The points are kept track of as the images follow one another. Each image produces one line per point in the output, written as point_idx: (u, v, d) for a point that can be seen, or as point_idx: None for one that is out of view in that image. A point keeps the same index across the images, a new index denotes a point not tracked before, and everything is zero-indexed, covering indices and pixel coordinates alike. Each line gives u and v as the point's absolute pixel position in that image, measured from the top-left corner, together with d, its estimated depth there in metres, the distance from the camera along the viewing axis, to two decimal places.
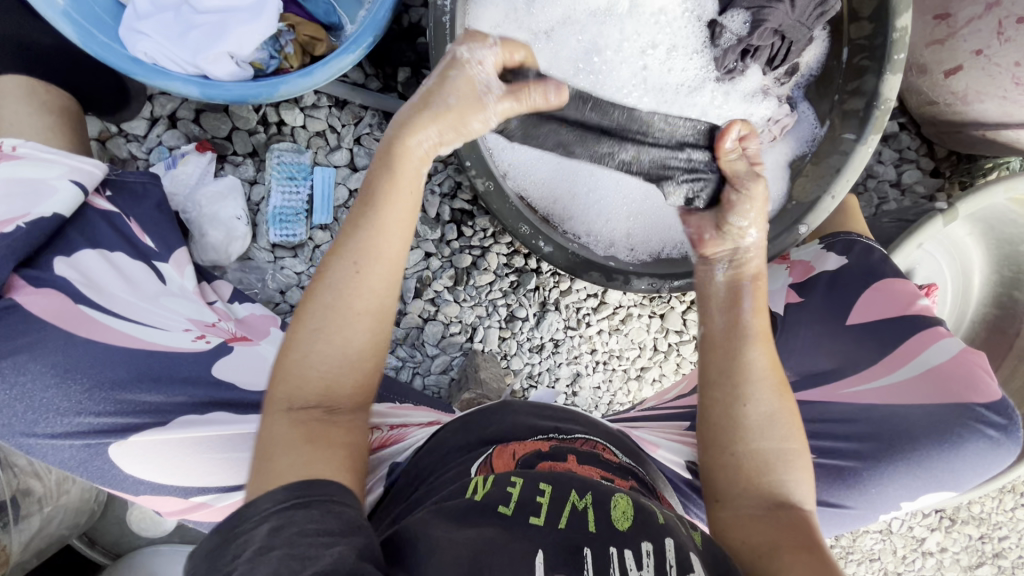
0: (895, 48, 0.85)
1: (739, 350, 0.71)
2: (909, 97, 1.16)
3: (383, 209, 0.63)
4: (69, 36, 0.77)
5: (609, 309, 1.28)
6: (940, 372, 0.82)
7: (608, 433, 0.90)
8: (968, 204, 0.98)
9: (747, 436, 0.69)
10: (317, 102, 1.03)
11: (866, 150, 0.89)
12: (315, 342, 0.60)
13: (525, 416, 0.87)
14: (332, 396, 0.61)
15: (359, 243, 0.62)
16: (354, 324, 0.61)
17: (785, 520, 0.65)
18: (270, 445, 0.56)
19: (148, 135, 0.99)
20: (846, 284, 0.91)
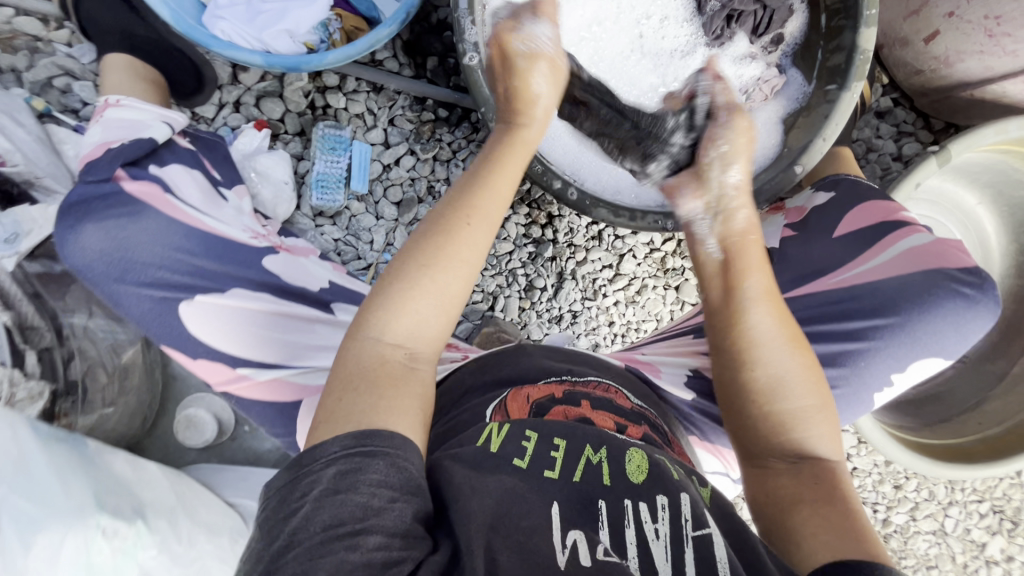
0: (867, 4, 0.96)
1: (741, 317, 0.75)
2: (897, 70, 1.25)
3: (501, 171, 0.77)
4: (162, 17, 0.94)
5: (624, 280, 1.34)
6: (917, 251, 0.87)
7: (619, 374, 0.90)
8: (959, 145, 1.03)
9: (766, 389, 0.74)
10: (357, 88, 1.19)
11: (851, 95, 0.99)
12: (407, 297, 0.68)
13: (539, 360, 0.90)
14: (413, 347, 0.69)
15: (477, 203, 0.73)
16: (450, 277, 0.70)
17: (806, 473, 0.71)
18: (346, 384, 0.64)
19: (215, 118, 1.16)
20: (837, 208, 0.95)
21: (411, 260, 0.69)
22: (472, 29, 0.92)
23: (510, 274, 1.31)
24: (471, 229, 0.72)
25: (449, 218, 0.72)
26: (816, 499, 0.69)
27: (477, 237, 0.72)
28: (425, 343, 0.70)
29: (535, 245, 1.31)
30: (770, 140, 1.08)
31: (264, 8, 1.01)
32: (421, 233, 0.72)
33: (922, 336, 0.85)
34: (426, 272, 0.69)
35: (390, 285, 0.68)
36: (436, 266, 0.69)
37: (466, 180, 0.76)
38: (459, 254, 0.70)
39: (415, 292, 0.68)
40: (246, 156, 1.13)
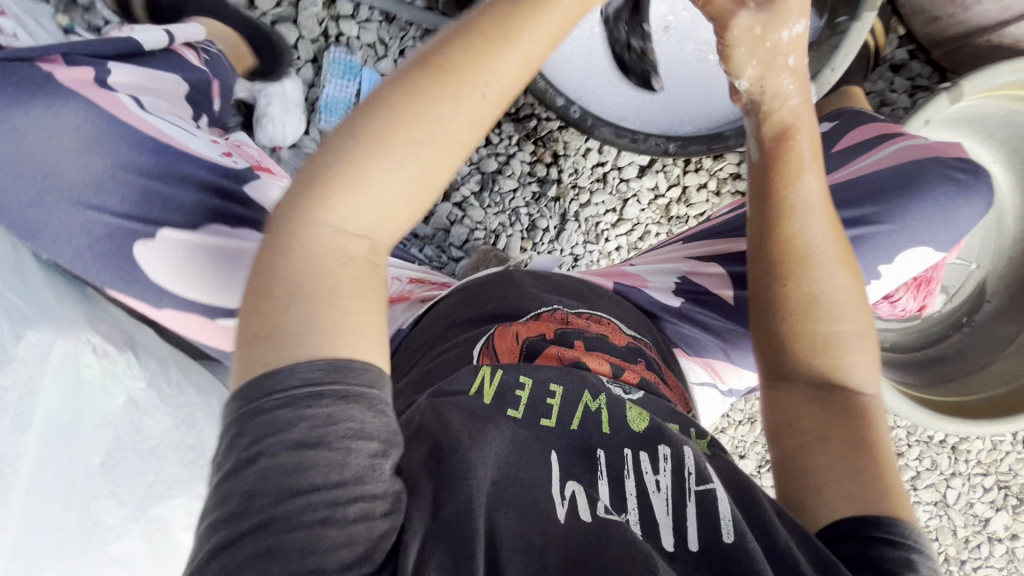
0: None
1: (799, 224, 0.69)
2: (913, 18, 1.23)
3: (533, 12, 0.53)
4: None
5: (627, 225, 1.34)
6: (911, 147, 0.87)
7: (615, 305, 0.85)
8: (973, 82, 1.01)
9: (811, 311, 0.69)
10: (370, 16, 1.20)
11: (862, 26, 0.97)
12: (356, 182, 0.49)
13: (530, 288, 0.84)
14: (374, 237, 0.51)
15: (495, 59, 0.52)
16: (443, 157, 0.51)
17: (834, 406, 0.68)
18: (290, 277, 0.47)
19: None
20: (843, 133, 0.93)
21: (363, 133, 0.49)
22: None
23: (513, 212, 1.31)
24: (454, 106, 0.50)
25: (416, 87, 0.51)
26: (839, 435, 0.66)
27: (462, 111, 0.51)
28: (391, 230, 0.52)
29: (539, 184, 1.31)
30: None
31: None
32: (378, 97, 0.51)
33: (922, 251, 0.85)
34: (392, 147, 0.49)
35: (353, 147, 0.49)
36: (402, 137, 0.49)
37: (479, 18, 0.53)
38: (434, 125, 0.50)
39: (365, 167, 0.49)
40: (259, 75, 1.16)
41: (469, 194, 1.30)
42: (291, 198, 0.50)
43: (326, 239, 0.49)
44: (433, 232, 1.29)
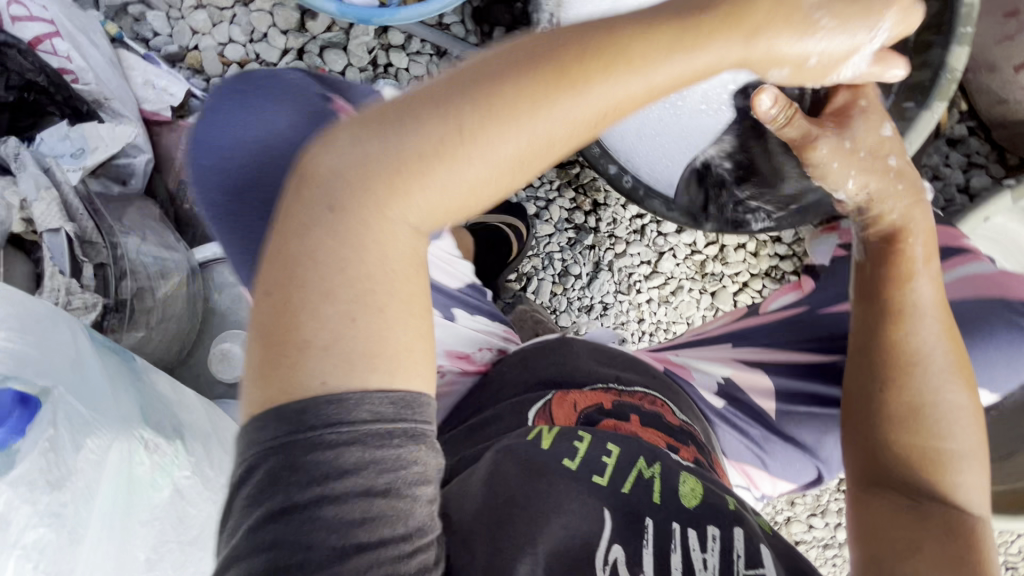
0: (962, 21, 0.93)
1: (904, 329, 0.68)
2: (977, 97, 1.20)
3: (579, 48, 0.44)
4: None
5: (660, 279, 1.32)
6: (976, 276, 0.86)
7: (664, 383, 0.83)
8: None
9: (909, 377, 0.66)
10: (421, 49, 1.18)
11: (932, 114, 0.95)
12: (417, 184, 0.43)
13: (586, 359, 0.81)
14: (437, 222, 0.46)
15: (531, 101, 0.43)
16: (461, 196, 0.44)
17: (931, 517, 0.60)
18: (283, 310, 0.42)
19: (278, 63, 1.17)
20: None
21: (402, 143, 0.43)
22: None
23: (547, 256, 1.31)
24: (550, 105, 0.43)
25: (453, 112, 0.43)
26: (939, 546, 0.57)
27: (526, 130, 0.43)
28: (450, 218, 0.46)
29: (575, 231, 1.30)
30: None
31: None
32: (428, 97, 0.44)
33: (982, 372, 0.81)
34: (464, 149, 0.43)
35: (339, 177, 0.43)
36: (485, 130, 0.42)
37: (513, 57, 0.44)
38: (513, 113, 0.43)
39: (411, 189, 0.43)
40: None
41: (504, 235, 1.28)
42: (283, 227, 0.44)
43: (325, 282, 0.42)
44: None
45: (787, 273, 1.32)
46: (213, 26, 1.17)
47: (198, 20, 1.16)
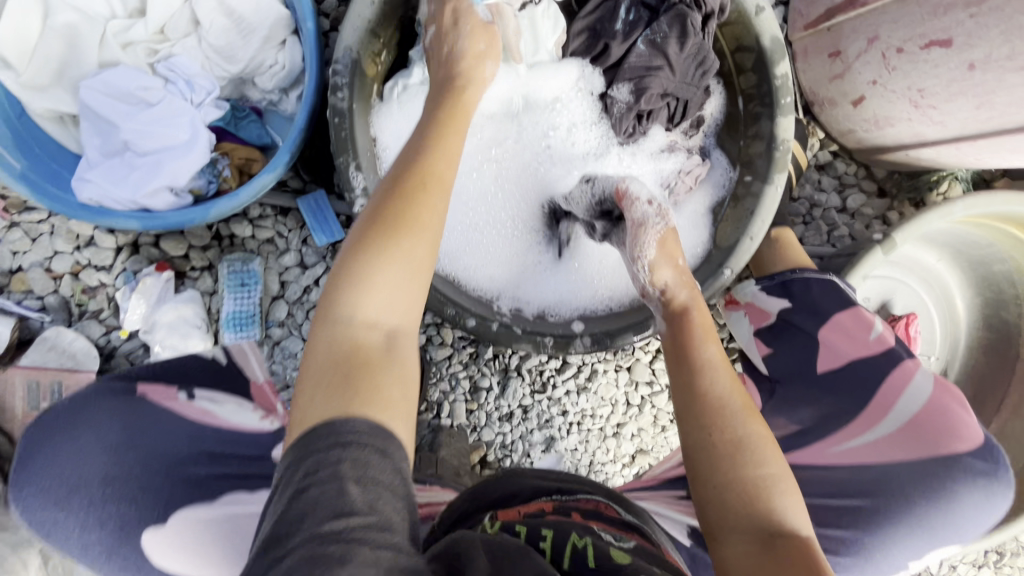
0: (781, 93, 0.91)
1: (691, 343, 0.77)
2: (831, 128, 1.19)
3: (391, 239, 0.62)
4: (24, 194, 0.87)
5: (573, 369, 1.29)
6: (917, 421, 0.78)
7: (605, 490, 0.88)
8: (904, 232, 1.01)
9: (727, 420, 0.70)
10: (263, 213, 1.12)
11: (776, 188, 0.93)
12: (366, 376, 0.56)
13: (528, 480, 0.88)
14: (387, 323, 0.61)
15: (359, 266, 0.61)
16: (377, 298, 0.60)
17: (779, 552, 0.60)
18: (311, 383, 0.56)
19: (114, 263, 1.09)
20: (809, 322, 0.85)
21: (351, 296, 0.60)
22: (358, 174, 0.84)
23: (452, 378, 1.26)
24: (432, 190, 0.66)
25: (360, 274, 0.61)
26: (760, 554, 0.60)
27: (333, 329, 0.59)
28: (378, 363, 0.58)
29: (474, 346, 1.26)
30: (698, 235, 1.01)
31: (137, 160, 0.92)
32: (345, 272, 0.61)
33: (930, 513, 0.76)
34: (388, 272, 0.61)
35: (350, 258, 0.61)
36: (379, 216, 0.64)
37: (380, 210, 0.64)
38: (421, 178, 0.66)
39: (368, 282, 0.60)
40: (150, 306, 1.06)
41: None
42: (311, 357, 0.59)
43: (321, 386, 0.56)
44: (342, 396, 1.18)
45: None
46: (34, 242, 1.08)
47: (15, 240, 1.08)
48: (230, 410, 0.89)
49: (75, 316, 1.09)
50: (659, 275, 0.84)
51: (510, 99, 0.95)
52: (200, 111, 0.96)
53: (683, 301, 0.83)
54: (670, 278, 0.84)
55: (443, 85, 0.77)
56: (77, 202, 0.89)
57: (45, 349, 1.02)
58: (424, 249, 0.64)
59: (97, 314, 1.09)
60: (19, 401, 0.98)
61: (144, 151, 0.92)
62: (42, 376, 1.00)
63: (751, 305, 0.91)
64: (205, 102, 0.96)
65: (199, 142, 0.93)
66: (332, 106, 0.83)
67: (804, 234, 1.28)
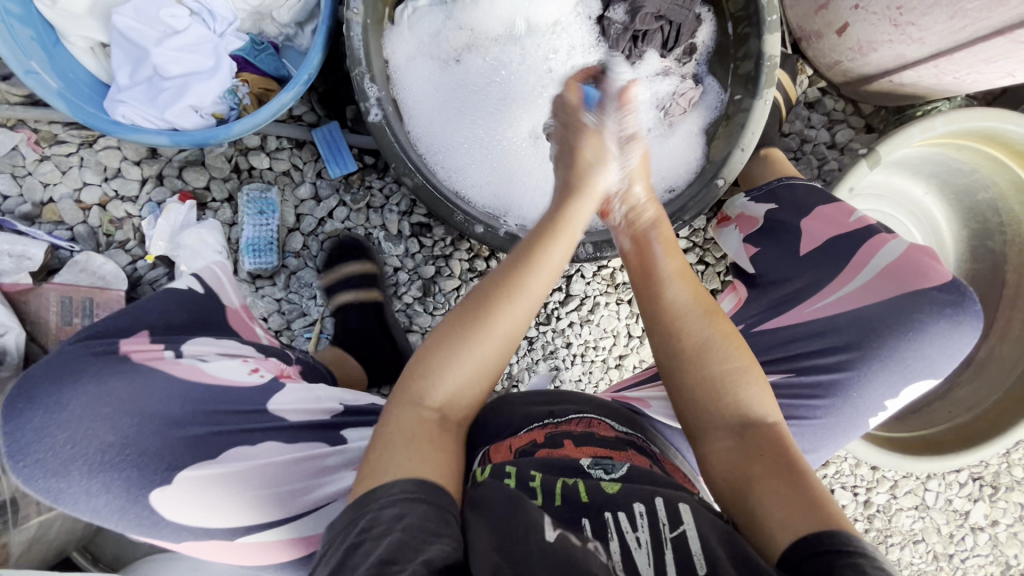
0: (767, 11, 0.96)
1: (648, 252, 0.82)
2: (819, 62, 1.25)
3: (506, 305, 0.72)
4: (61, 111, 0.93)
5: (576, 301, 1.34)
6: (890, 271, 0.81)
7: (601, 406, 0.98)
8: (888, 146, 1.06)
9: (682, 329, 0.77)
10: (279, 145, 1.18)
11: (764, 102, 0.98)
12: (433, 453, 0.67)
13: (518, 407, 0.97)
14: (449, 410, 0.72)
15: (462, 331, 0.71)
16: (472, 378, 0.72)
17: (752, 444, 0.72)
18: (394, 432, 0.68)
19: (140, 194, 1.15)
20: (792, 219, 0.90)
21: (454, 353, 0.71)
22: (372, 85, 0.90)
23: None
24: (517, 306, 0.72)
25: (458, 354, 0.71)
26: (764, 471, 0.69)
27: (413, 403, 0.71)
28: (445, 437, 0.71)
29: None
30: (692, 154, 1.07)
31: (164, 83, 0.98)
32: (444, 339, 0.72)
33: (901, 352, 0.78)
34: (481, 379, 0.73)
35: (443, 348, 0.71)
36: (481, 289, 0.74)
37: (496, 275, 0.75)
38: (500, 333, 0.72)
39: (458, 371, 0.71)
40: (173, 232, 1.12)
41: (410, 302, 1.25)
42: (394, 410, 0.71)
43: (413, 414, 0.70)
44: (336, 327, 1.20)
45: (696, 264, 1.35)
46: (63, 174, 1.14)
47: (45, 173, 1.14)
48: (224, 356, 0.81)
49: (102, 245, 1.15)
50: (631, 190, 0.84)
51: (513, 23, 1.00)
52: (223, 40, 1.02)
53: (650, 219, 0.85)
54: (640, 198, 0.85)
55: (569, 155, 0.83)
56: (109, 119, 0.95)
57: (76, 271, 1.07)
58: (530, 304, 0.74)
59: (123, 244, 1.15)
60: (52, 315, 1.03)
61: (171, 75, 0.98)
62: (76, 293, 1.05)
63: (742, 216, 0.97)
64: (227, 32, 1.02)
65: (223, 67, 1.00)
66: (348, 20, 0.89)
67: (795, 169, 1.34)
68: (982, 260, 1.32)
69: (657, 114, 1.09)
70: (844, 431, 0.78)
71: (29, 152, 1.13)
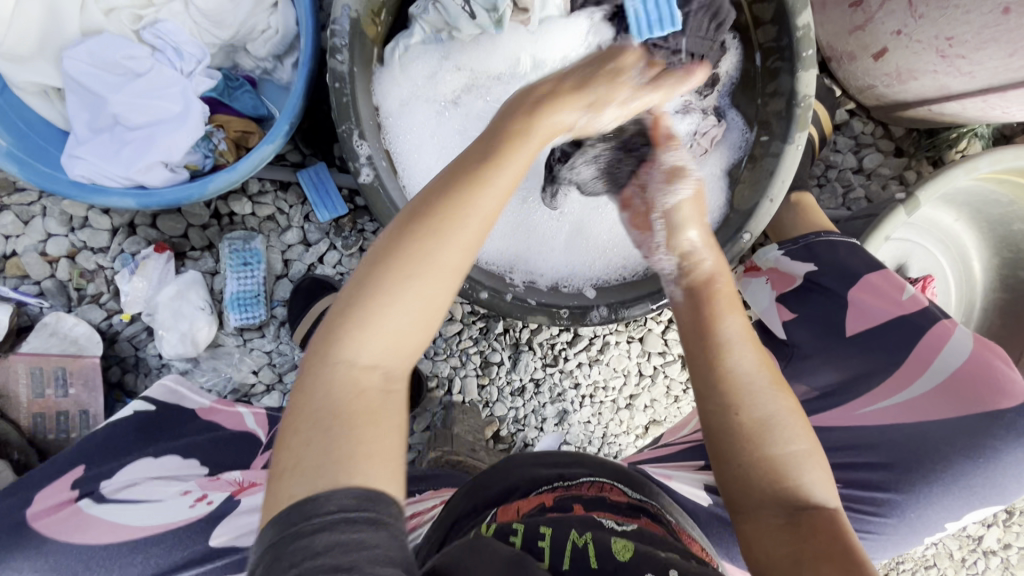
0: (803, 45, 0.85)
1: (716, 313, 0.68)
2: (849, 84, 1.14)
3: (445, 228, 0.54)
4: (13, 172, 0.83)
5: (584, 342, 1.26)
6: (958, 378, 0.77)
7: (613, 470, 0.82)
8: (929, 189, 0.97)
9: (747, 397, 0.63)
10: (262, 188, 1.08)
11: (796, 149, 0.87)
12: (371, 441, 0.50)
13: (526, 468, 0.81)
14: (387, 367, 0.53)
15: (399, 257, 0.53)
16: (410, 324, 0.54)
17: (806, 527, 0.59)
18: (314, 412, 0.50)
19: (111, 244, 1.06)
20: (836, 284, 0.86)
21: (384, 286, 0.52)
22: (362, 142, 0.81)
23: (462, 354, 1.24)
24: (463, 232, 0.55)
25: (386, 291, 0.53)
26: (817, 552, 0.56)
27: (338, 362, 0.52)
28: (386, 407, 0.53)
29: (484, 321, 1.24)
30: (715, 199, 0.98)
31: (128, 135, 0.88)
32: (378, 264, 0.54)
33: (967, 472, 0.74)
34: (427, 322, 0.55)
35: (373, 286, 0.52)
36: (425, 206, 0.55)
37: (430, 192, 0.56)
38: (444, 266, 0.54)
39: (395, 320, 0.53)
40: (149, 290, 1.04)
41: None
42: (310, 364, 0.52)
43: (338, 381, 0.51)
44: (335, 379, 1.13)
45: None
46: (26, 225, 1.04)
47: (6, 224, 1.04)
48: (161, 493, 0.76)
49: (74, 301, 1.05)
50: (679, 235, 0.74)
51: (517, 59, 0.90)
52: (192, 81, 0.91)
53: (710, 269, 0.72)
54: (698, 240, 0.73)
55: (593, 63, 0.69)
56: (67, 179, 0.85)
57: (46, 334, 1.00)
58: (478, 230, 0.56)
59: (97, 299, 1.05)
60: (23, 388, 0.98)
61: (135, 125, 0.88)
62: (46, 363, 0.99)
63: (774, 271, 0.93)
64: (196, 71, 0.91)
65: (194, 113, 0.89)
66: (332, 68, 0.78)
67: (818, 197, 1.24)
68: (1013, 292, 1.24)
69: None
70: (897, 544, 0.78)
71: None
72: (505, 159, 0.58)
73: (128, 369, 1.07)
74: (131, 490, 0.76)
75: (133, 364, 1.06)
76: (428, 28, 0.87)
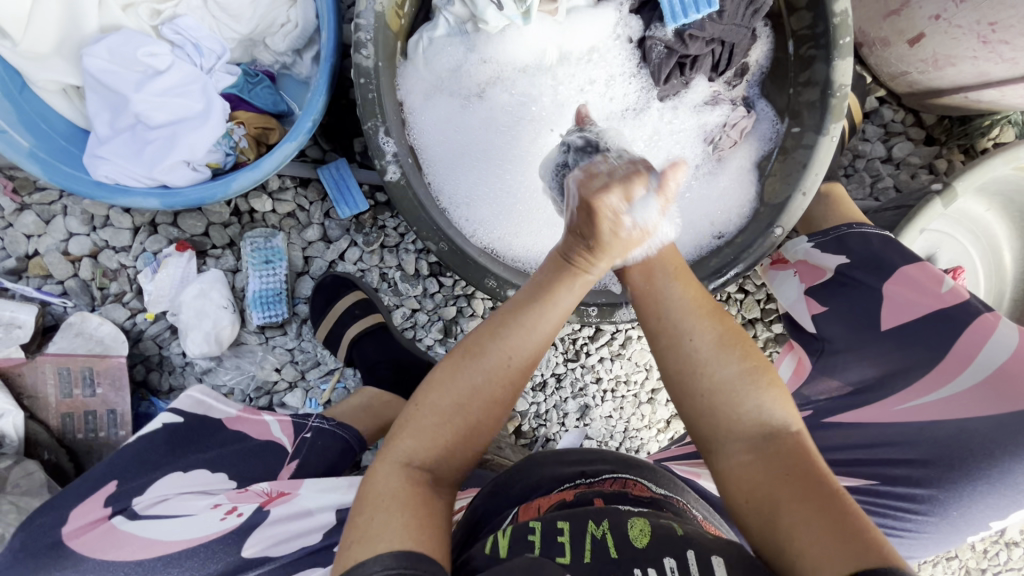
0: (840, 32, 0.81)
1: (647, 265, 0.69)
2: (880, 71, 1.11)
3: (506, 352, 0.61)
4: (36, 173, 0.83)
5: (606, 336, 1.25)
6: (1006, 372, 0.73)
7: (630, 462, 0.80)
8: (965, 181, 0.95)
9: (684, 340, 0.65)
10: (282, 185, 1.07)
11: (831, 140, 0.84)
12: (426, 518, 0.56)
13: (550, 467, 0.78)
14: (439, 470, 0.60)
15: (472, 381, 0.60)
16: (475, 422, 0.61)
17: (773, 451, 0.60)
18: (380, 495, 0.56)
19: (133, 243, 1.05)
20: (869, 279, 0.84)
21: (456, 405, 0.60)
22: (388, 139, 0.79)
23: None
24: (516, 373, 0.61)
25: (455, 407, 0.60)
26: (789, 487, 0.56)
27: (400, 459, 0.59)
28: (443, 488, 0.60)
29: None
30: (744, 192, 0.95)
31: (150, 134, 0.87)
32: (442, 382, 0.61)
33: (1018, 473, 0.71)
34: (477, 444, 0.62)
35: (430, 398, 0.60)
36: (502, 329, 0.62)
37: (506, 309, 0.63)
38: (501, 396, 0.61)
39: (451, 431, 0.60)
40: (173, 289, 1.03)
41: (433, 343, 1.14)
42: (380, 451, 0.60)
43: (403, 476, 0.57)
44: (356, 374, 1.12)
45: (733, 292, 1.18)
46: (48, 225, 1.04)
47: (27, 224, 1.03)
48: (192, 508, 0.76)
49: (98, 300, 1.05)
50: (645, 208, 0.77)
51: (544, 51, 0.89)
52: (212, 78, 0.89)
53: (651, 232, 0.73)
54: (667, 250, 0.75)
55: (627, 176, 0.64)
56: (90, 180, 0.84)
57: (72, 335, 1.00)
58: (530, 358, 0.63)
59: (120, 298, 1.05)
60: (51, 388, 0.99)
61: (157, 124, 0.86)
62: (74, 363, 0.99)
63: (802, 263, 0.92)
64: (216, 68, 0.90)
65: (215, 111, 0.88)
66: (358, 63, 0.76)
67: (846, 188, 1.21)
68: None
69: (704, 148, 0.98)
70: (936, 542, 0.77)
71: (7, 202, 1.03)
72: (566, 277, 0.64)
73: (152, 367, 1.08)
74: (161, 508, 0.76)
75: (158, 362, 1.07)
76: (453, 20, 0.84)
